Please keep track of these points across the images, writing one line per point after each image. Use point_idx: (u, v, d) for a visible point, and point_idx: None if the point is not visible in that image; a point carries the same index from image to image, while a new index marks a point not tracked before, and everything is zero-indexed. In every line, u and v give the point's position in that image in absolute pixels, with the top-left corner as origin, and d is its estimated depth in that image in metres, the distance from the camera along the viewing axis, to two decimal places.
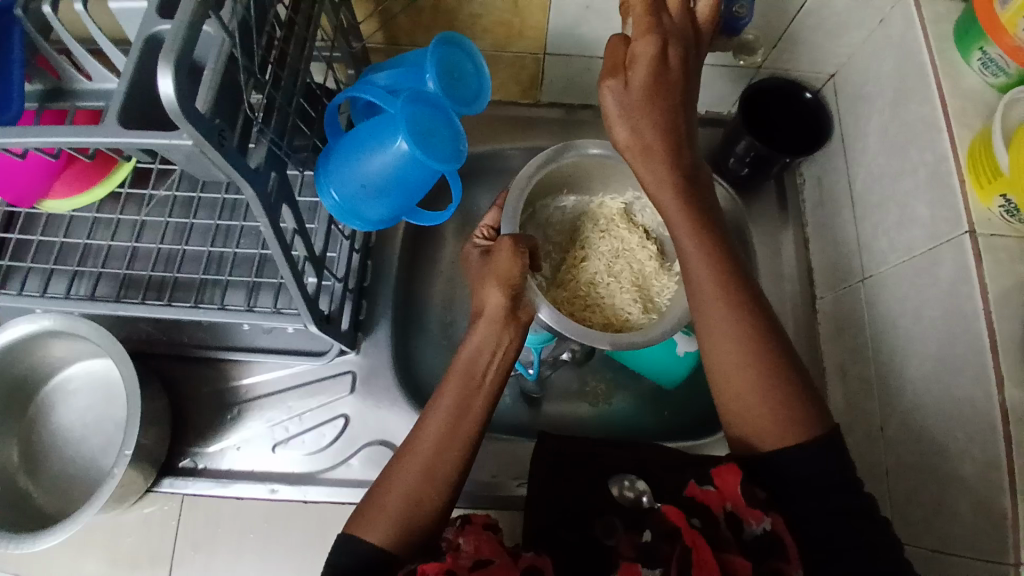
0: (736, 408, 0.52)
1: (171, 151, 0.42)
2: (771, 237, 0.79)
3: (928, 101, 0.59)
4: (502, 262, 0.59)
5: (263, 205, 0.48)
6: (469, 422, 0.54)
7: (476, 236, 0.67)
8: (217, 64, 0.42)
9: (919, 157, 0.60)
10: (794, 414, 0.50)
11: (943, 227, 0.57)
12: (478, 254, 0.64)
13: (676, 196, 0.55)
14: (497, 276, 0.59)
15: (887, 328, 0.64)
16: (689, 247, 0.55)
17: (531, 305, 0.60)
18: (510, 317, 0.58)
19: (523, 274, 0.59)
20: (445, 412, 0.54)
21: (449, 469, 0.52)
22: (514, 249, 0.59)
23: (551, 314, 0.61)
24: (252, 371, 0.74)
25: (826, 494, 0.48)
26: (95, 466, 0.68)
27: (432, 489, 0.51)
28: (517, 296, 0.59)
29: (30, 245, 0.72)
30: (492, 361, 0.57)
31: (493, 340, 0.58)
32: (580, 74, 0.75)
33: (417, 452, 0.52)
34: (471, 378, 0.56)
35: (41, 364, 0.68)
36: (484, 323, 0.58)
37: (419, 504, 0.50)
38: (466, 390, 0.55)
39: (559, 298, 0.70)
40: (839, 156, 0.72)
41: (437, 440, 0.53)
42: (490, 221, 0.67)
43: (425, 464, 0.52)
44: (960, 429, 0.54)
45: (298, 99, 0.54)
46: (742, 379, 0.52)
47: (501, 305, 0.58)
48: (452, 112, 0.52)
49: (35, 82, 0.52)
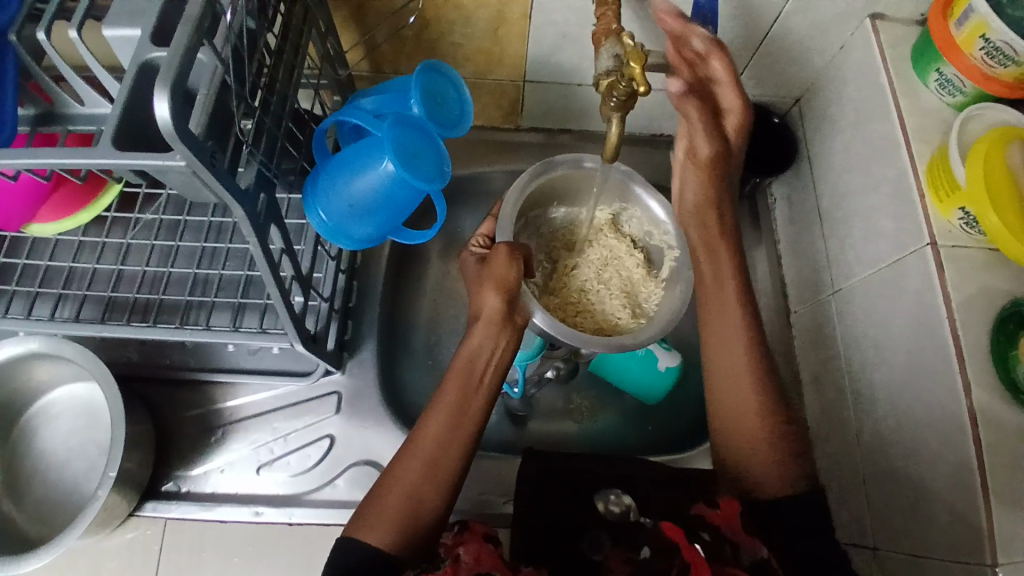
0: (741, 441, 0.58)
1: (164, 172, 0.44)
2: (745, 254, 0.81)
3: (888, 122, 0.62)
4: (499, 267, 0.59)
5: (252, 225, 0.49)
6: (469, 423, 0.56)
7: (473, 244, 0.66)
8: (210, 90, 0.44)
9: (882, 174, 0.63)
10: (791, 469, 0.56)
11: (906, 240, 0.60)
12: (474, 262, 0.64)
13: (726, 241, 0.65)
14: (494, 280, 0.59)
15: (858, 339, 0.66)
16: (725, 298, 0.63)
17: (528, 310, 0.60)
18: (507, 321, 0.59)
19: (520, 279, 0.59)
20: (446, 413, 0.56)
21: (450, 469, 0.54)
22: (511, 254, 0.59)
23: (546, 318, 0.61)
24: (237, 393, 0.74)
25: (812, 533, 0.52)
26: (78, 490, 0.67)
27: (433, 488, 0.53)
28: (514, 301, 0.59)
29: (14, 270, 0.72)
30: (490, 361, 0.59)
31: (490, 341, 0.58)
32: (558, 100, 0.78)
33: (419, 452, 0.54)
34: (470, 380, 0.58)
35: (24, 388, 0.68)
36: (482, 325, 0.59)
37: (421, 503, 0.52)
38: (466, 390, 0.57)
39: (551, 305, 0.71)
40: (807, 176, 0.75)
41: (438, 440, 0.55)
42: (485, 230, 0.67)
43: (427, 464, 0.53)
44: (932, 433, 0.56)
45: (287, 123, 0.56)
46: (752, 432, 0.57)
47: (498, 309, 0.58)
48: (436, 136, 0.54)
49: (28, 107, 0.54)
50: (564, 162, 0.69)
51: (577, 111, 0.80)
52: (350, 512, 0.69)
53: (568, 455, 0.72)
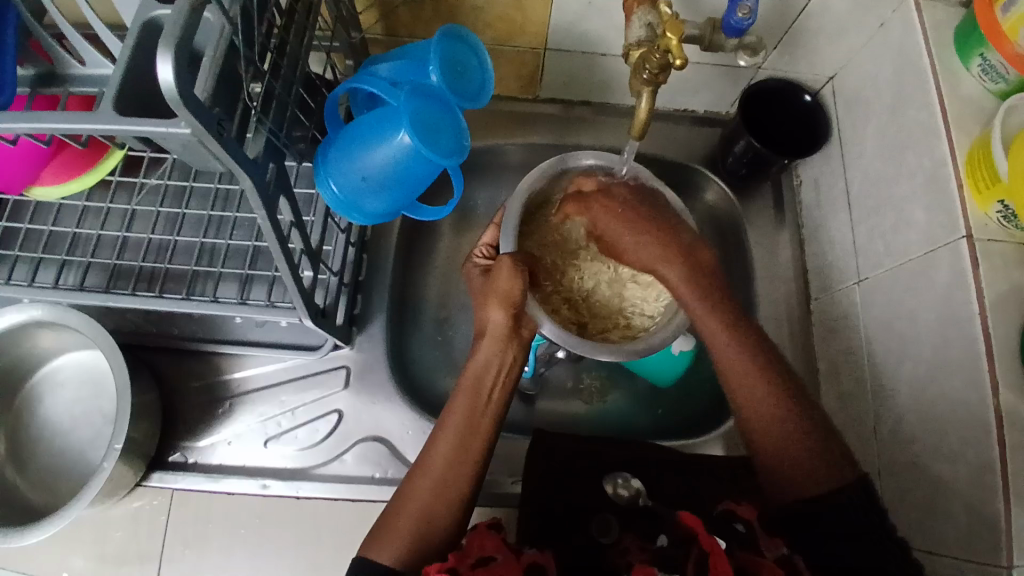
0: (769, 443, 0.56)
1: (167, 140, 0.41)
2: (767, 238, 0.79)
3: (926, 106, 0.59)
4: (502, 282, 0.59)
5: (260, 197, 0.47)
6: (478, 440, 0.56)
7: (475, 254, 0.68)
8: (217, 53, 0.42)
9: (916, 159, 0.60)
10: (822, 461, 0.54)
11: (939, 232, 0.57)
12: (479, 275, 0.66)
13: (678, 266, 0.61)
14: (497, 296, 0.59)
15: (881, 331, 0.64)
16: (690, 300, 0.61)
17: (536, 321, 0.60)
18: (513, 335, 0.59)
19: (524, 292, 0.59)
20: (454, 434, 0.55)
21: (460, 487, 0.53)
22: (514, 268, 0.59)
23: (553, 330, 0.60)
24: (244, 364, 0.73)
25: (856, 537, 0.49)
26: (83, 459, 0.66)
27: (443, 507, 0.52)
28: (519, 314, 0.60)
29: (17, 234, 0.70)
30: (497, 378, 0.59)
31: (496, 358, 0.59)
32: (580, 70, 0.75)
33: (428, 475, 0.54)
34: (476, 398, 0.57)
35: (28, 355, 0.67)
36: (487, 342, 0.59)
37: (430, 523, 0.51)
38: (474, 408, 0.57)
39: (567, 316, 0.69)
40: (837, 159, 0.72)
41: (448, 462, 0.54)
42: (488, 239, 0.68)
43: (437, 483, 0.53)
44: (953, 431, 0.54)
45: (298, 89, 0.53)
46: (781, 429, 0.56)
47: (503, 324, 0.59)
48: (454, 106, 0.51)
49: (28, 66, 0.51)
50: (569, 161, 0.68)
51: (598, 83, 0.77)
52: (357, 488, 0.69)
53: (578, 439, 0.70)
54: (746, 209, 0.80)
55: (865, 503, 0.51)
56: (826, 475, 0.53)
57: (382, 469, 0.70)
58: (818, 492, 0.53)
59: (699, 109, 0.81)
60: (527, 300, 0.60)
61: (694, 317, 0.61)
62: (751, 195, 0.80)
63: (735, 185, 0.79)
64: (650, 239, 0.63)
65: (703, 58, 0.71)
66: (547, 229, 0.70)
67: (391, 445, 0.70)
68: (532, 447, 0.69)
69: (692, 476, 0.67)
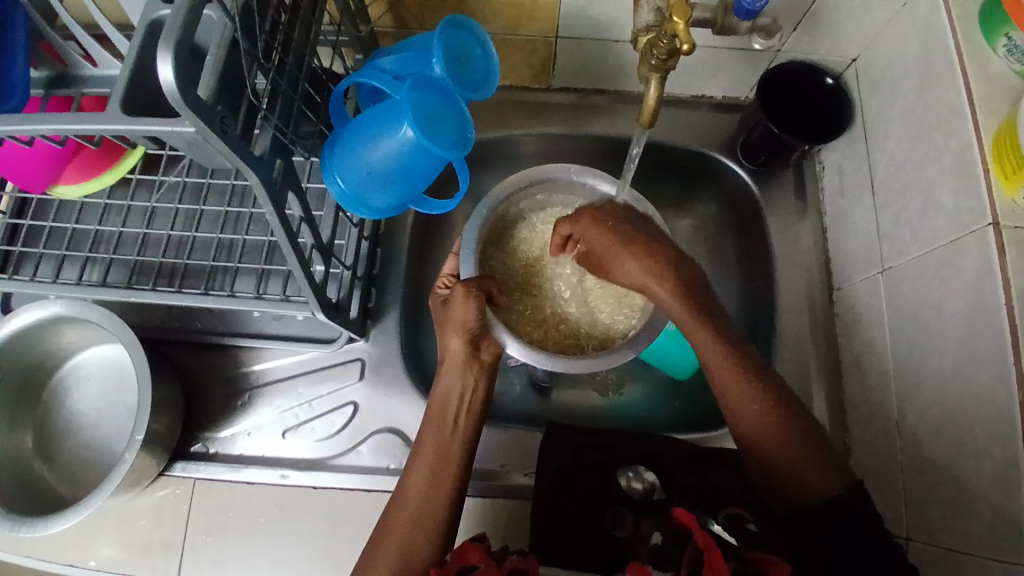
0: (778, 460, 0.55)
1: (174, 138, 0.42)
2: (788, 225, 0.77)
3: (954, 89, 0.57)
4: (458, 310, 0.61)
5: (267, 192, 0.47)
6: (451, 468, 0.58)
7: (438, 286, 0.68)
8: (220, 49, 0.42)
9: (943, 143, 0.58)
10: (819, 469, 0.54)
11: (966, 219, 0.55)
12: (440, 303, 0.66)
13: (673, 291, 0.60)
14: (454, 324, 0.62)
15: (905, 321, 0.62)
16: (699, 335, 0.59)
17: (497, 343, 0.63)
18: (474, 359, 0.62)
19: (479, 317, 0.61)
20: (426, 465, 0.58)
21: (437, 514, 0.56)
22: (468, 294, 0.62)
23: (518, 350, 0.63)
24: (263, 357, 0.74)
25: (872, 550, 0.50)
26: (108, 450, 0.69)
27: (423, 534, 0.55)
28: (478, 339, 0.62)
29: (43, 232, 0.72)
30: (461, 405, 0.61)
31: (459, 384, 0.61)
32: (594, 58, 0.74)
33: (405, 507, 0.56)
34: (442, 427, 0.60)
35: (54, 350, 0.69)
36: (447, 369, 0.62)
37: (412, 551, 0.53)
38: (442, 436, 0.60)
39: (539, 335, 0.70)
40: (861, 144, 0.70)
41: (423, 491, 0.57)
42: (450, 270, 0.69)
43: (414, 511, 0.56)
44: (978, 425, 0.52)
45: (304, 83, 0.53)
46: (780, 438, 0.56)
47: (460, 351, 0.61)
48: (459, 98, 0.51)
49: (41, 69, 0.53)
50: (501, 190, 0.70)
51: (613, 70, 0.76)
52: (374, 479, 0.69)
53: (593, 432, 0.70)
54: (767, 196, 0.77)
55: (856, 510, 0.52)
56: (825, 486, 0.54)
57: (397, 460, 0.70)
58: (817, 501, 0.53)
59: (717, 94, 0.79)
60: (485, 326, 0.63)
61: (692, 338, 0.60)
62: (772, 182, 0.78)
63: (755, 173, 0.78)
64: (637, 258, 0.62)
65: (717, 42, 0.69)
66: (512, 249, 0.73)
67: (405, 436, 0.71)
68: (546, 439, 0.69)
69: (708, 470, 0.66)
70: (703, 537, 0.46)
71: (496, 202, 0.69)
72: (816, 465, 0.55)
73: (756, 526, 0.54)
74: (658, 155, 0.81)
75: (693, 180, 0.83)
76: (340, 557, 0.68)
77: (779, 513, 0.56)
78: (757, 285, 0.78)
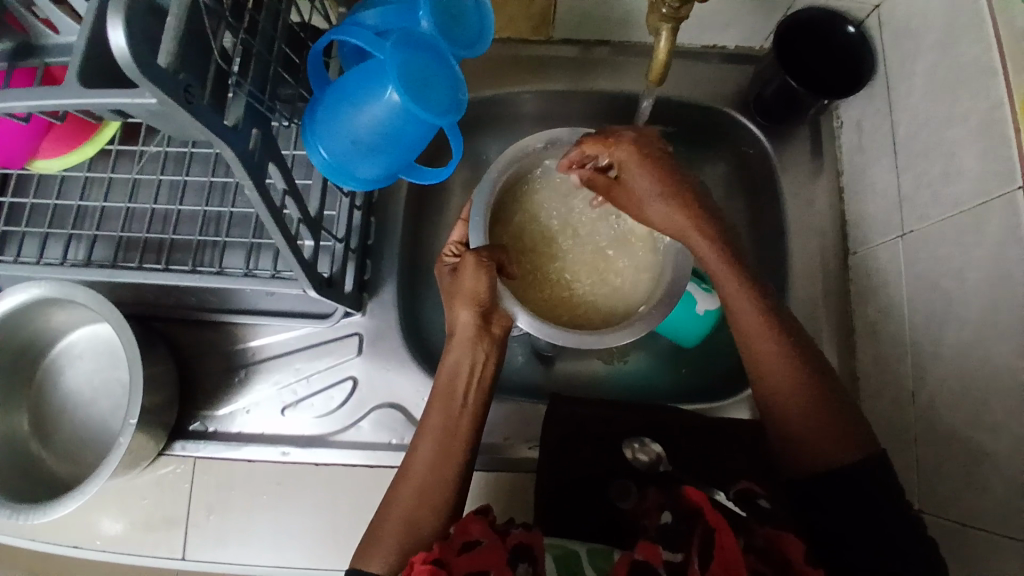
0: (798, 427, 0.54)
1: (135, 109, 0.39)
2: (802, 184, 0.73)
3: (983, 38, 0.52)
4: (468, 280, 0.58)
5: (244, 166, 0.44)
6: (458, 444, 0.57)
7: (445, 252, 0.65)
8: (182, 10, 0.38)
9: (969, 99, 0.54)
10: (836, 433, 0.52)
11: (992, 181, 0.51)
12: (448, 273, 0.63)
13: (711, 242, 0.59)
14: (464, 295, 0.59)
15: (924, 287, 0.59)
16: (731, 290, 0.58)
17: (508, 314, 0.60)
18: (484, 333, 0.59)
19: (490, 289, 0.58)
20: (432, 441, 0.56)
21: (442, 491, 0.54)
22: (478, 264, 0.58)
23: (529, 322, 0.61)
24: (259, 333, 0.72)
25: (888, 530, 0.48)
26: (105, 430, 0.68)
27: (428, 513, 0.53)
28: (489, 311, 0.59)
29: (24, 208, 0.70)
30: (471, 377, 0.59)
31: (469, 357, 0.59)
32: (595, 8, 0.69)
33: (411, 483, 0.55)
34: (451, 401, 0.58)
35: (44, 330, 0.68)
36: (457, 342, 0.59)
37: (416, 529, 0.52)
38: (450, 411, 0.58)
39: (540, 304, 0.68)
40: (881, 98, 0.65)
41: (428, 467, 0.55)
42: (457, 237, 0.65)
43: (419, 488, 0.54)
44: (997, 400, 0.49)
45: (279, 45, 0.49)
46: (800, 399, 0.54)
47: (470, 324, 0.59)
48: (449, 56, 0.47)
49: (3, 40, 0.49)
50: (523, 149, 0.66)
51: (616, 19, 0.71)
52: (375, 454, 0.68)
53: (598, 403, 0.68)
54: (780, 154, 0.73)
55: (881, 480, 0.50)
56: (842, 452, 0.51)
57: (398, 435, 0.69)
58: (831, 467, 0.51)
59: (729, 44, 0.74)
60: (497, 296, 0.60)
61: (725, 294, 0.59)
62: (785, 139, 0.73)
63: (767, 129, 0.73)
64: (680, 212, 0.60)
65: None
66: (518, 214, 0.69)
67: (406, 411, 0.69)
68: (549, 411, 0.67)
69: (715, 442, 0.64)
70: (715, 516, 0.45)
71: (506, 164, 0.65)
72: (840, 437, 0.52)
73: (769, 500, 0.52)
74: (665, 113, 0.76)
75: (702, 138, 0.78)
76: (341, 535, 0.67)
77: (795, 476, 0.53)
78: (769, 248, 0.75)
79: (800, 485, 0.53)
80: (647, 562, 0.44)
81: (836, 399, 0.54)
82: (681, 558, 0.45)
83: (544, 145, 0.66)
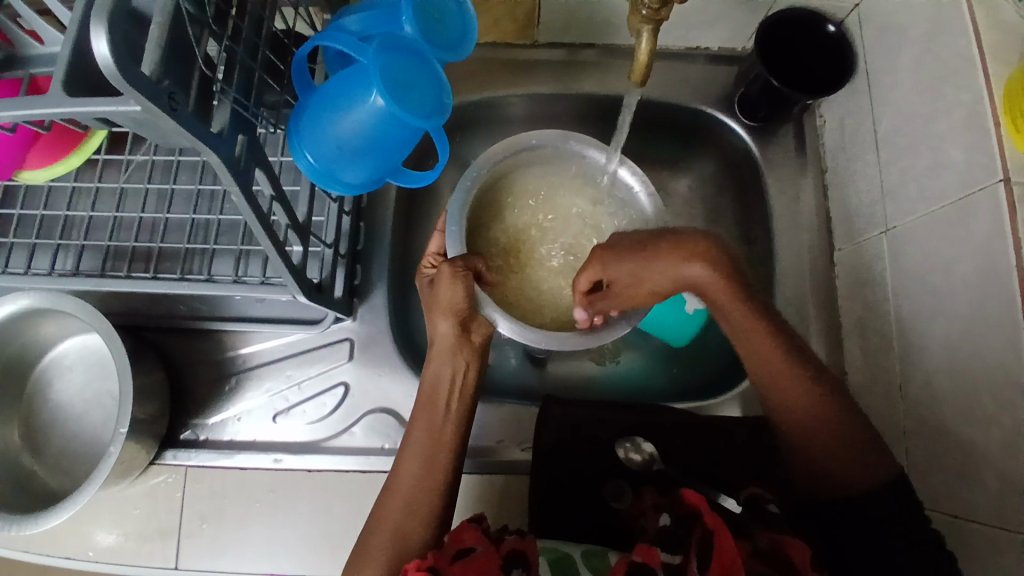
0: (815, 454, 0.54)
1: (118, 117, 0.39)
2: (789, 182, 0.73)
3: (964, 34, 0.53)
4: (445, 291, 0.58)
5: (231, 173, 0.44)
6: (444, 453, 0.57)
7: (424, 265, 0.66)
8: (164, 19, 0.38)
9: (952, 94, 0.54)
10: (846, 464, 0.52)
11: (976, 174, 0.51)
12: (427, 285, 0.64)
13: (726, 289, 0.56)
14: (442, 306, 0.59)
15: (910, 281, 0.59)
16: (749, 335, 0.56)
17: (487, 322, 0.60)
18: (464, 342, 0.59)
19: (467, 298, 0.58)
20: (418, 450, 0.57)
21: (430, 500, 0.54)
22: (454, 275, 0.58)
23: (513, 328, 0.60)
24: (249, 340, 0.72)
25: None
26: (97, 440, 0.68)
27: (417, 523, 0.53)
28: (467, 322, 0.59)
29: (11, 219, 0.69)
30: (452, 386, 0.59)
31: (449, 366, 0.59)
32: (581, 9, 0.69)
33: (398, 494, 0.55)
34: (433, 410, 0.58)
35: (34, 341, 0.67)
36: (438, 353, 0.60)
37: (406, 539, 0.52)
38: (432, 420, 0.58)
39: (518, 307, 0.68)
40: (865, 95, 0.66)
41: (415, 478, 0.55)
42: (435, 247, 0.66)
43: (407, 498, 0.54)
44: (986, 391, 0.50)
45: (264, 50, 0.50)
46: (830, 432, 0.53)
47: (450, 334, 0.59)
48: (433, 58, 0.48)
49: None
50: (517, 143, 0.65)
51: (600, 21, 0.71)
52: (368, 459, 0.68)
53: (591, 404, 0.68)
54: (766, 153, 0.74)
55: (896, 504, 0.50)
56: (859, 479, 0.52)
57: (391, 440, 0.69)
58: (855, 494, 0.52)
59: (712, 46, 0.75)
60: (476, 305, 0.59)
61: (746, 343, 0.56)
62: (771, 137, 0.74)
63: (753, 128, 0.74)
64: (672, 263, 0.56)
65: None
66: (491, 219, 0.69)
67: (398, 416, 0.69)
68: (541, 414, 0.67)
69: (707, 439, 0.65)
70: (713, 518, 0.44)
71: (483, 171, 0.65)
72: (850, 451, 0.53)
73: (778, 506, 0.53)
74: (651, 115, 0.77)
75: (688, 139, 0.79)
76: (337, 540, 0.67)
77: (816, 503, 0.54)
78: (757, 246, 0.75)
79: (802, 500, 0.56)
80: (645, 564, 0.44)
81: (847, 424, 0.54)
82: (680, 560, 0.45)
83: (538, 142, 0.66)
